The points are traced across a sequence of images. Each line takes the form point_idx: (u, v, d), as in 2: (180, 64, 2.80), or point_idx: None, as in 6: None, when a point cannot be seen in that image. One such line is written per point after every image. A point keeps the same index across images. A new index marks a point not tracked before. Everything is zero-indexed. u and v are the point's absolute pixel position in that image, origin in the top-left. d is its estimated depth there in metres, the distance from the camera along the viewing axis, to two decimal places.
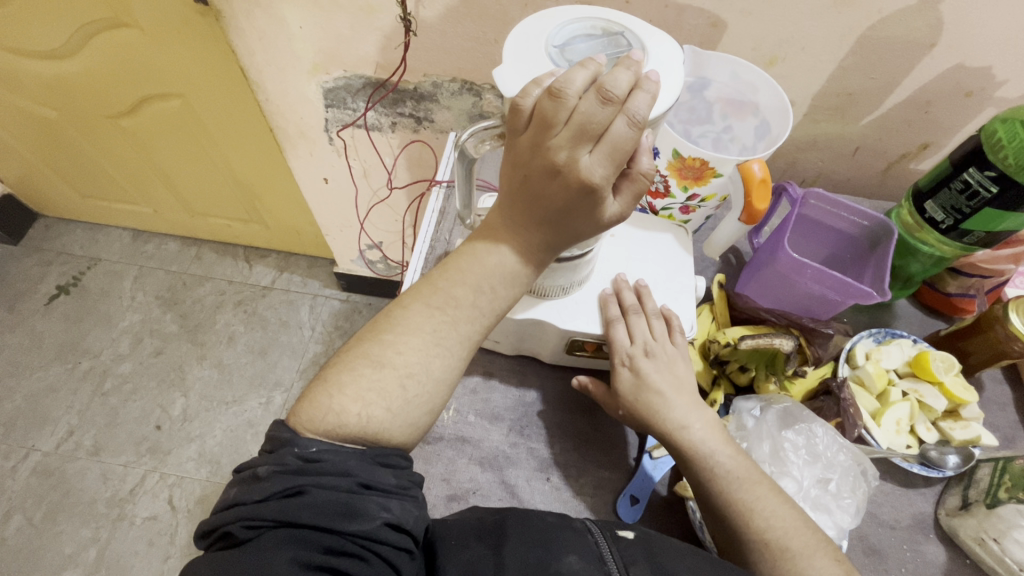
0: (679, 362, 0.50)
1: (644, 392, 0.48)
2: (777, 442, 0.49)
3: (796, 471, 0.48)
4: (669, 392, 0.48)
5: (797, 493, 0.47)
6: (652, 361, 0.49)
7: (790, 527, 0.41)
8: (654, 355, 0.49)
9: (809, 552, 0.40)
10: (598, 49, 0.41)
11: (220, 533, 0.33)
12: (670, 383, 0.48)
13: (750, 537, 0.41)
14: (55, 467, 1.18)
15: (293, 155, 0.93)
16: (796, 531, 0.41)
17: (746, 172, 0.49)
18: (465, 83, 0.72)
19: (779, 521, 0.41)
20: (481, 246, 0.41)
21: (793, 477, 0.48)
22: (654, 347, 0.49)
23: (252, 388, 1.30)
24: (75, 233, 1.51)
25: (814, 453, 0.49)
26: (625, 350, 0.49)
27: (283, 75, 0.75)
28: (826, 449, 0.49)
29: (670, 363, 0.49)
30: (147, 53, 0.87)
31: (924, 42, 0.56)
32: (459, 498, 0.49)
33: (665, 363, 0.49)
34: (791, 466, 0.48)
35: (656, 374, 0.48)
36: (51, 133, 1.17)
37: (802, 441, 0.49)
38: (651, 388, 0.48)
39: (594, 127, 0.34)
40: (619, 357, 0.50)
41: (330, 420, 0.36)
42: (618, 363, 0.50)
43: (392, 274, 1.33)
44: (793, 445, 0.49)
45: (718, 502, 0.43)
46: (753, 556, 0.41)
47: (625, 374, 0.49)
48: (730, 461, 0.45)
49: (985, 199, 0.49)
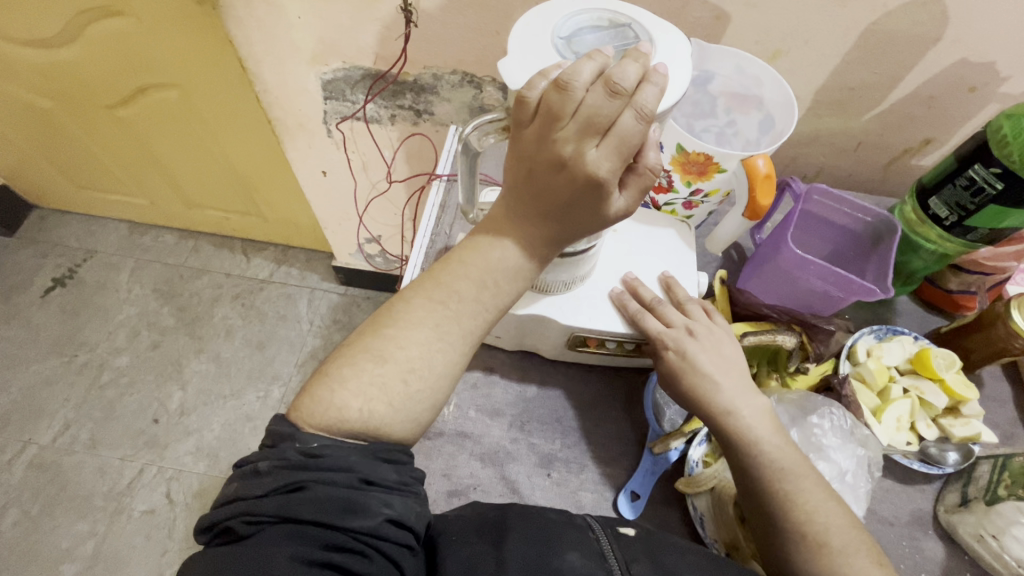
0: (723, 341, 0.50)
1: (695, 372, 0.47)
2: (806, 429, 0.49)
3: (835, 454, 0.48)
4: (718, 373, 0.47)
5: (834, 480, 0.47)
6: (696, 340, 0.49)
7: (822, 524, 0.41)
8: (697, 335, 0.49)
9: (813, 551, 0.40)
10: (605, 41, 0.41)
11: (221, 528, 0.33)
12: (716, 364, 0.48)
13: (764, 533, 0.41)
14: (52, 460, 1.18)
15: (292, 148, 0.92)
16: (838, 528, 0.41)
17: (751, 167, 0.48)
18: (466, 75, 0.71)
19: (794, 517, 0.41)
20: (484, 240, 0.41)
21: (831, 461, 0.48)
22: (696, 328, 0.50)
23: (250, 382, 1.30)
24: (71, 225, 1.50)
25: (842, 439, 0.49)
26: (665, 333, 0.49)
27: (281, 65, 0.74)
28: (852, 431, 0.49)
29: (714, 342, 0.49)
30: (144, 42, 0.86)
31: (928, 37, 0.55)
32: (460, 493, 0.50)
33: (710, 343, 0.49)
34: (829, 451, 0.48)
35: (703, 355, 0.48)
36: (47, 124, 1.16)
37: (828, 424, 0.49)
38: (699, 368, 0.47)
39: (601, 120, 0.34)
40: (662, 342, 0.49)
41: (331, 416, 0.35)
42: (661, 347, 0.49)
43: (391, 269, 1.32)
44: (822, 430, 0.49)
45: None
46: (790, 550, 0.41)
47: (671, 357, 0.48)
48: (745, 457, 0.44)
49: (989, 196, 0.48)
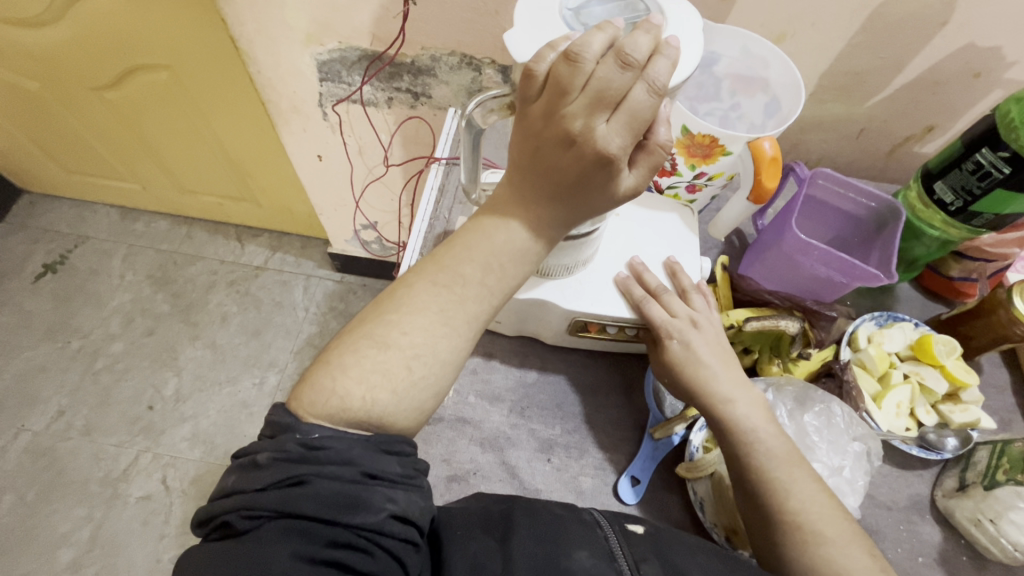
0: (723, 334, 0.50)
1: (697, 362, 0.47)
2: (801, 425, 0.49)
3: (825, 455, 0.48)
4: (717, 365, 0.47)
5: (829, 477, 0.47)
6: (699, 332, 0.49)
7: (816, 512, 0.41)
8: (699, 326, 0.49)
9: (810, 542, 0.40)
10: (614, 13, 0.40)
11: (219, 522, 0.33)
12: (716, 356, 0.48)
13: (774, 521, 0.41)
14: (46, 447, 1.17)
15: (286, 131, 0.91)
16: (825, 518, 0.41)
17: (757, 150, 0.47)
18: (465, 57, 0.70)
19: (801, 505, 0.41)
20: (489, 221, 0.40)
21: (821, 460, 0.48)
22: (699, 319, 0.49)
23: (246, 368, 1.29)
24: (62, 210, 1.48)
25: (835, 438, 0.49)
26: (670, 323, 0.49)
27: (276, 45, 0.72)
28: (847, 427, 0.49)
29: (715, 334, 0.49)
30: (133, 20, 0.84)
31: (935, 20, 0.55)
32: (460, 478, 0.49)
33: (712, 335, 0.49)
34: (819, 451, 0.48)
35: (705, 347, 0.48)
36: (34, 106, 1.13)
37: (822, 421, 0.49)
38: (701, 360, 0.47)
39: (612, 94, 0.33)
40: (666, 330, 0.49)
41: (334, 404, 0.35)
42: (665, 336, 0.48)
43: (388, 255, 1.31)
44: (814, 429, 0.49)
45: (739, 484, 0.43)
46: (780, 541, 0.41)
47: (675, 347, 0.48)
48: (754, 443, 0.44)
49: (997, 180, 0.48)
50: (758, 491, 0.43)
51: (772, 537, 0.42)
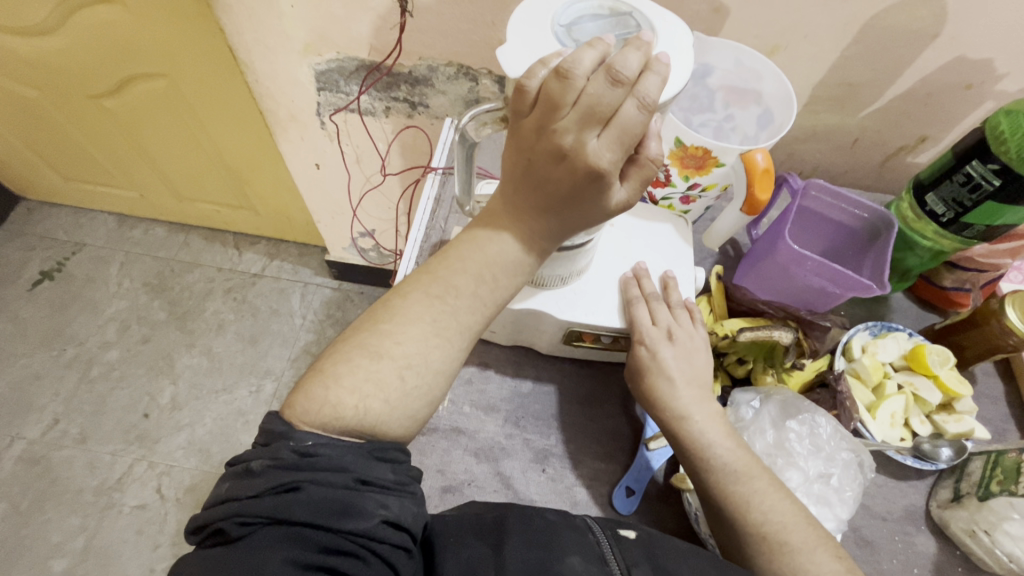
0: (700, 352, 0.50)
1: (660, 373, 0.48)
2: (782, 433, 0.49)
3: (802, 462, 0.48)
4: (690, 380, 0.48)
5: (815, 484, 0.48)
6: (672, 345, 0.49)
7: (789, 521, 0.41)
8: (675, 339, 0.49)
9: (778, 551, 0.41)
10: (606, 29, 0.40)
11: (212, 530, 0.32)
12: (685, 371, 0.49)
13: (754, 530, 0.42)
14: (40, 455, 1.16)
15: (284, 139, 0.91)
16: (798, 526, 0.41)
17: (749, 162, 0.48)
18: (461, 67, 0.70)
19: (775, 515, 0.42)
20: (482, 233, 0.40)
21: (799, 468, 0.48)
22: (678, 332, 0.50)
23: (242, 376, 1.29)
24: (59, 217, 1.48)
25: (819, 446, 0.48)
26: (647, 329, 0.49)
27: (273, 55, 0.73)
28: (832, 438, 0.49)
29: (690, 351, 0.50)
30: (131, 30, 0.84)
31: (927, 33, 0.55)
32: (455, 489, 0.49)
33: (685, 349, 0.49)
34: (799, 458, 0.48)
35: (674, 360, 0.49)
36: (33, 114, 1.14)
37: (805, 431, 0.49)
38: (668, 372, 0.48)
39: (603, 110, 0.33)
40: (640, 336, 0.49)
41: (326, 413, 0.34)
42: (637, 341, 0.49)
43: (385, 263, 1.31)
44: (796, 436, 0.49)
45: (713, 492, 0.44)
46: (753, 548, 0.41)
47: (642, 353, 0.49)
48: (730, 453, 0.45)
49: (987, 192, 0.49)
50: (733, 499, 0.43)
51: (752, 546, 0.42)
